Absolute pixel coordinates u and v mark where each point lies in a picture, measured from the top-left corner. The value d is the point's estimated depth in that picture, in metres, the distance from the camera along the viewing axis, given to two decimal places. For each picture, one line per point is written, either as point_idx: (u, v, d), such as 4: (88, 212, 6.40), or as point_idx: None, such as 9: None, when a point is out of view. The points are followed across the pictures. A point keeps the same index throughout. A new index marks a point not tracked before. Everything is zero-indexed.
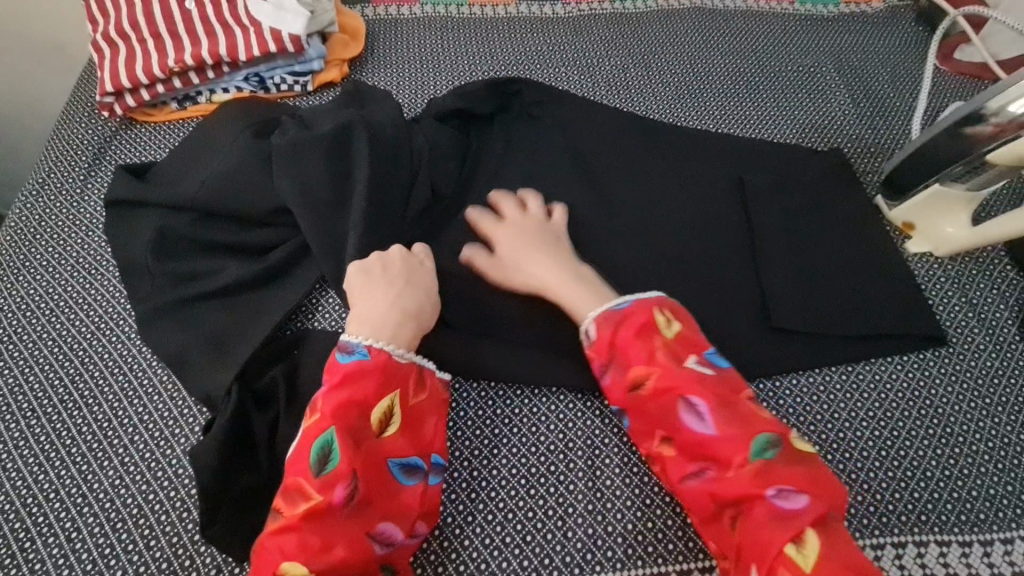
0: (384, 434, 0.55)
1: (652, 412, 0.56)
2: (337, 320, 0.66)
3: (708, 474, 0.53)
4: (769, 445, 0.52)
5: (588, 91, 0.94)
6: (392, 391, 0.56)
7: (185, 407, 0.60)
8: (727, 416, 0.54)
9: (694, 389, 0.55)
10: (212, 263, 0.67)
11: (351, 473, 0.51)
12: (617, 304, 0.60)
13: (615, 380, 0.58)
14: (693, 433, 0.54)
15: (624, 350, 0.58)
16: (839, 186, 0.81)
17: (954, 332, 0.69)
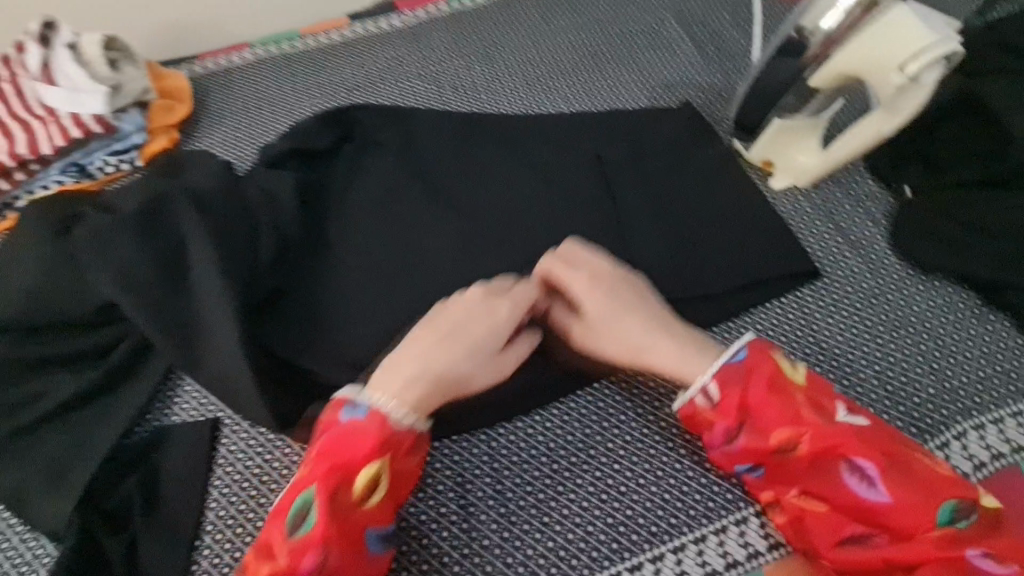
0: (368, 502, 0.51)
1: (801, 474, 0.53)
2: (198, 409, 0.62)
3: (881, 542, 0.51)
4: (959, 513, 0.49)
5: (436, 99, 0.90)
6: (377, 455, 0.51)
7: (36, 547, 0.55)
8: (906, 476, 0.50)
9: (857, 450, 0.51)
10: (44, 382, 0.61)
11: (323, 544, 0.48)
12: (731, 353, 0.56)
13: (745, 442, 0.54)
14: (862, 500, 0.51)
15: (756, 412, 0.54)
16: (696, 139, 0.79)
17: (826, 262, 0.68)
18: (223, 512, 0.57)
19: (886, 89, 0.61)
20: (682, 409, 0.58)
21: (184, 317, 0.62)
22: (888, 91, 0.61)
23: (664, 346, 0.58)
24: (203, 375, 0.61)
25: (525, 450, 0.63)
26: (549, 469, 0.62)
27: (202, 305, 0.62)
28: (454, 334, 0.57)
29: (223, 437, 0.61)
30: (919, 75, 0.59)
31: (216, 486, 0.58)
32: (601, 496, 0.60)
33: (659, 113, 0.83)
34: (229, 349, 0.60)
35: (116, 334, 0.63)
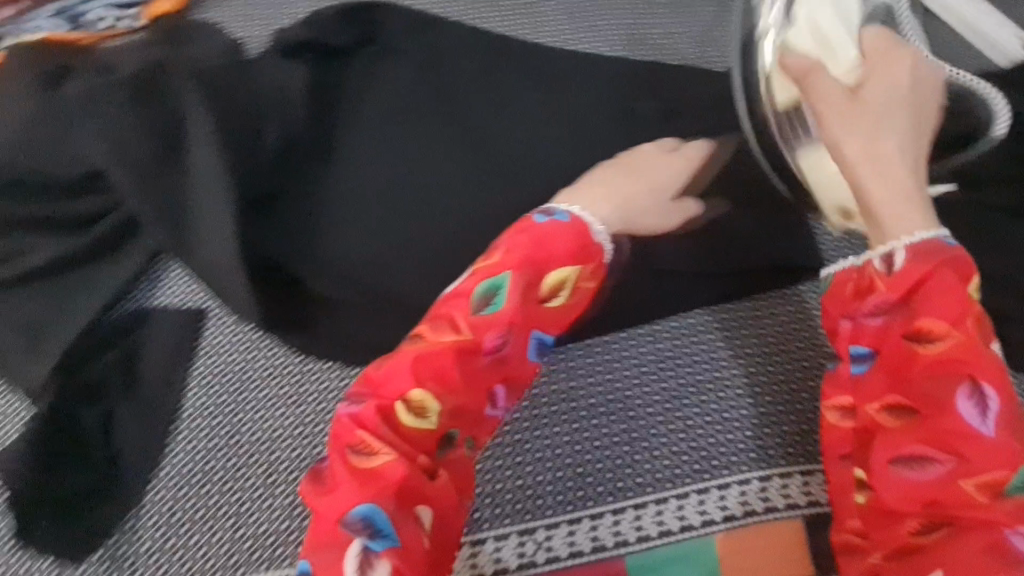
0: (550, 304, 0.52)
1: (916, 380, 0.44)
2: (184, 295, 0.61)
3: (937, 471, 0.42)
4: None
5: (468, 13, 0.82)
6: (575, 263, 0.52)
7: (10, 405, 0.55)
8: (1002, 429, 0.42)
9: (991, 377, 0.43)
10: (18, 241, 0.58)
11: (507, 328, 0.50)
12: (933, 236, 0.46)
13: (892, 317, 0.46)
14: (968, 425, 0.42)
15: (928, 301, 0.44)
16: (735, 109, 0.76)
17: None
18: (202, 401, 0.57)
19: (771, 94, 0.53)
20: (836, 278, 0.50)
21: (175, 203, 0.58)
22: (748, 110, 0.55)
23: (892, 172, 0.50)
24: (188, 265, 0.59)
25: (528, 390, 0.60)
26: (531, 413, 0.60)
27: (195, 194, 0.58)
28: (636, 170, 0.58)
29: (208, 326, 0.60)
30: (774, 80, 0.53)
31: (197, 375, 0.58)
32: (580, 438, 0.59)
33: (705, 73, 0.78)
34: (218, 244, 0.57)
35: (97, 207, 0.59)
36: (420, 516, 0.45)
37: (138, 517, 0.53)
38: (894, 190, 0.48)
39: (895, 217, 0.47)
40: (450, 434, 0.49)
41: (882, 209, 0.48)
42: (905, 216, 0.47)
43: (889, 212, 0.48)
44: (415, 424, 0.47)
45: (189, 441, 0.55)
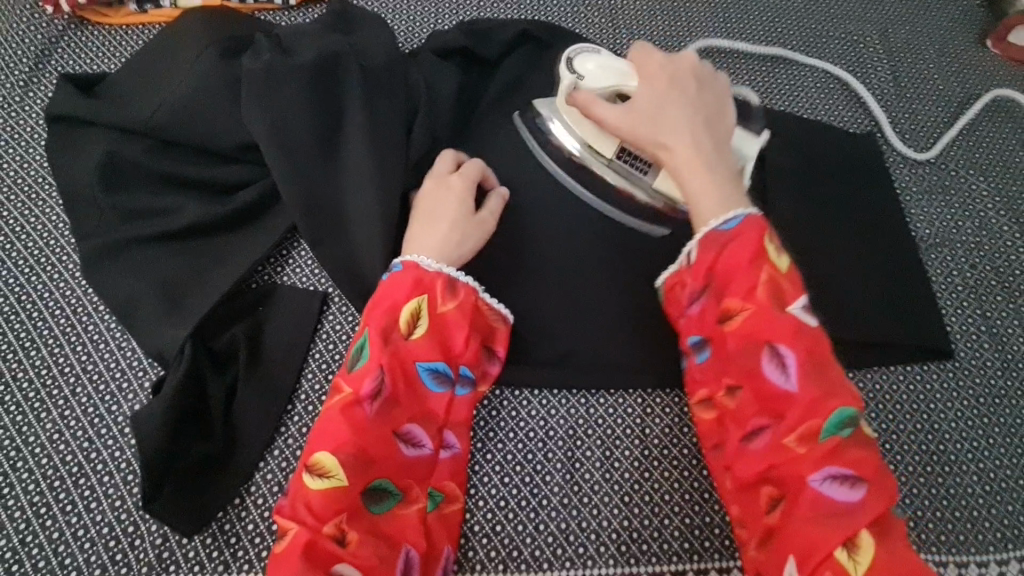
0: (414, 336, 0.50)
1: (732, 354, 0.48)
2: (309, 277, 0.60)
3: (767, 439, 0.46)
4: (849, 423, 0.44)
5: (609, 39, 0.82)
6: (422, 293, 0.51)
7: (134, 360, 0.55)
8: (814, 378, 0.45)
9: (783, 340, 0.46)
10: (169, 200, 0.59)
11: (380, 370, 0.48)
12: (725, 220, 0.50)
13: (705, 309, 0.51)
14: (772, 387, 0.46)
15: (723, 281, 0.49)
16: (867, 175, 0.75)
17: (962, 347, 0.66)
18: (317, 386, 0.55)
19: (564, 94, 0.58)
20: (665, 283, 0.55)
21: (325, 185, 0.59)
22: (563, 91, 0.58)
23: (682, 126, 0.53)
24: (325, 244, 0.59)
25: (641, 431, 0.58)
26: (640, 453, 0.57)
27: (347, 179, 0.59)
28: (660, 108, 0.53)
29: (329, 312, 0.59)
30: (595, 66, 0.57)
31: (315, 358, 0.56)
32: (656, 485, 0.56)
33: (838, 134, 0.77)
34: (366, 230, 0.58)
35: (248, 176, 0.61)
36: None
37: (246, 496, 0.50)
38: (720, 176, 0.51)
39: (705, 172, 0.52)
40: (381, 487, 0.47)
41: (685, 161, 0.52)
42: (717, 199, 0.51)
43: (685, 169, 0.52)
44: (323, 487, 0.44)
45: (301, 424, 0.53)
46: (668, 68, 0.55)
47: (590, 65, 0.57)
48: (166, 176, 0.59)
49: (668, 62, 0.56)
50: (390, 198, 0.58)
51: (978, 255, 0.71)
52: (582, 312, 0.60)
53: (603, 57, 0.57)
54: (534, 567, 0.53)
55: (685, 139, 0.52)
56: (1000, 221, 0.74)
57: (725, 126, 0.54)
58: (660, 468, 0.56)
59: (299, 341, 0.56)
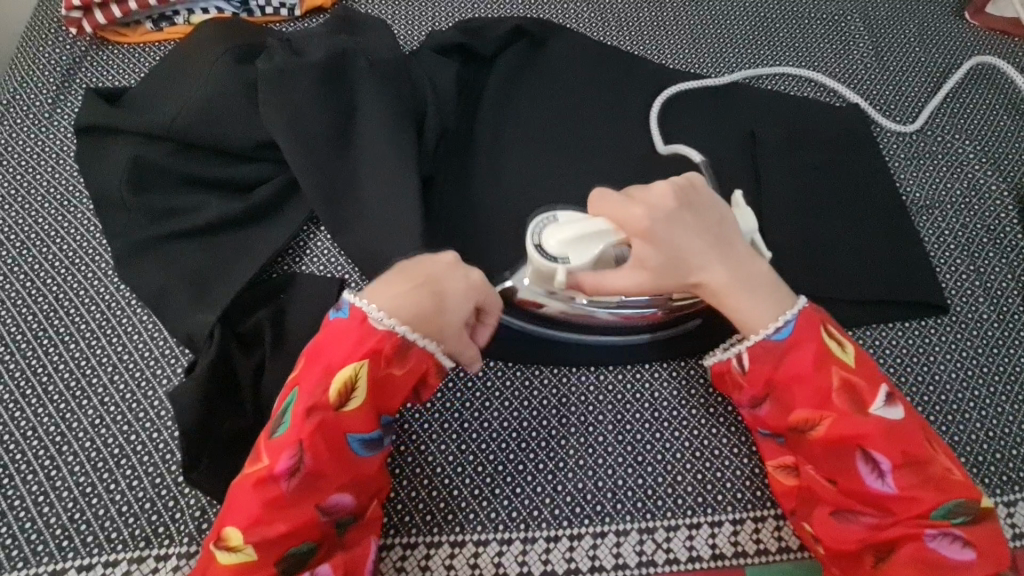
0: (347, 408, 0.49)
1: (817, 454, 0.51)
2: (327, 265, 0.64)
3: (872, 528, 0.49)
4: (955, 506, 0.48)
5: (598, 30, 0.85)
6: (361, 357, 0.48)
7: (167, 347, 0.58)
8: (910, 471, 0.48)
9: (872, 440, 0.48)
10: (193, 198, 0.63)
11: (298, 446, 0.47)
12: (781, 328, 0.52)
13: (772, 409, 0.53)
14: (867, 486, 0.48)
15: (793, 388, 0.51)
16: (856, 144, 0.77)
17: (958, 302, 0.68)
18: None
19: (542, 282, 0.55)
20: (713, 368, 0.56)
21: (339, 177, 0.63)
22: (544, 280, 0.55)
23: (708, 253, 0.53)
24: (341, 231, 0.62)
25: (651, 393, 0.60)
26: (650, 414, 0.59)
27: (359, 170, 0.63)
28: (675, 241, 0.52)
29: None
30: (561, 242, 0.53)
31: None
32: (668, 444, 0.58)
33: (825, 108, 0.80)
34: (381, 215, 0.61)
35: (266, 173, 0.65)
36: None
37: None
38: (760, 286, 0.52)
39: (748, 290, 0.52)
40: (300, 551, 0.47)
41: (725, 295, 0.52)
42: (767, 313, 0.51)
43: (729, 299, 0.52)
44: (230, 562, 0.45)
45: None
46: (646, 214, 0.52)
47: (557, 242, 0.53)
48: (189, 177, 0.63)
49: (638, 202, 0.53)
50: (401, 185, 0.61)
51: (968, 214, 0.74)
52: None
53: (563, 226, 0.53)
54: (554, 525, 0.54)
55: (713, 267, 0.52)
56: (987, 181, 0.76)
57: (731, 225, 0.55)
58: (671, 427, 0.58)
59: (319, 324, 0.60)
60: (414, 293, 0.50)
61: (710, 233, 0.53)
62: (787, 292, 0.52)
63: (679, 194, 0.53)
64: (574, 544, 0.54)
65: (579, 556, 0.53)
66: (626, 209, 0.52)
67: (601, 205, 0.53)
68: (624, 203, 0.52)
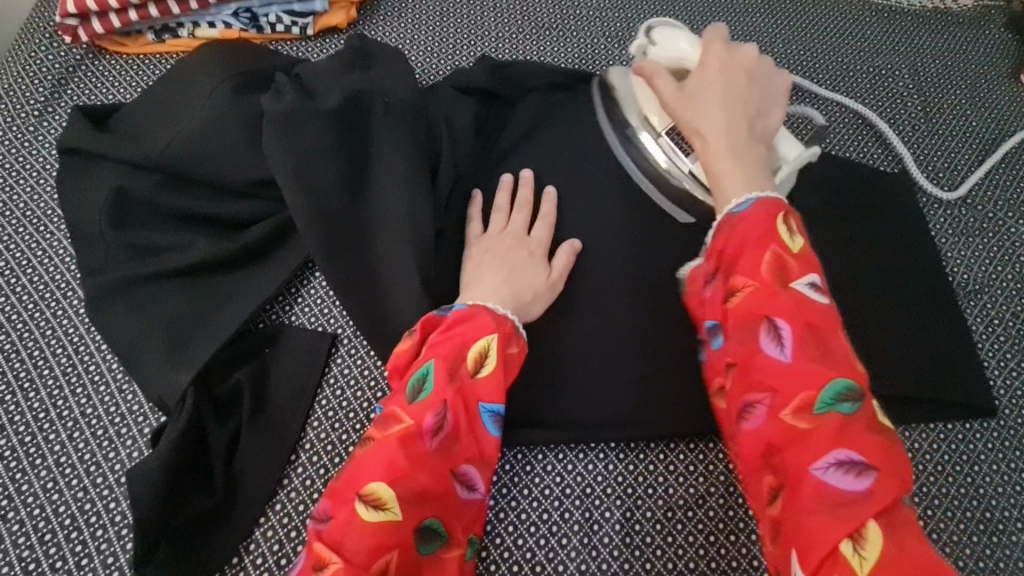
0: (479, 375, 0.49)
1: (731, 330, 0.45)
2: (318, 317, 0.58)
3: (762, 416, 0.42)
4: (850, 402, 0.40)
5: None
6: (496, 333, 0.51)
7: (134, 404, 0.53)
8: (815, 355, 0.42)
9: (782, 311, 0.43)
10: (177, 236, 0.57)
11: (442, 405, 0.46)
12: (740, 202, 0.48)
13: (715, 291, 0.48)
14: (767, 362, 0.43)
15: (733, 261, 0.46)
16: (901, 215, 0.71)
17: (1006, 403, 0.62)
18: (324, 435, 0.53)
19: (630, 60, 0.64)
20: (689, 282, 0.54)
21: (339, 225, 0.58)
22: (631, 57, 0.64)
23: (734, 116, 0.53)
24: (337, 283, 0.57)
25: (664, 489, 0.55)
26: (663, 514, 0.54)
27: (363, 220, 0.58)
28: (720, 83, 0.54)
29: (337, 355, 0.57)
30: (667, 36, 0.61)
31: (321, 405, 0.54)
32: (680, 551, 0.53)
33: (869, 172, 0.74)
34: (384, 274, 0.57)
35: (261, 213, 0.59)
36: None
37: (245, 554, 0.48)
38: (752, 165, 0.51)
39: (736, 161, 0.52)
40: (429, 526, 0.44)
41: (712, 149, 0.52)
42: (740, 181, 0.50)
43: (716, 156, 0.52)
44: (379, 520, 0.42)
45: (307, 476, 0.51)
46: (723, 52, 0.56)
47: (665, 35, 0.62)
48: (176, 212, 0.58)
49: (727, 48, 0.57)
50: (406, 241, 0.57)
51: (1020, 303, 0.68)
52: (599, 366, 0.58)
53: (672, 35, 0.61)
54: None
55: (723, 129, 0.52)
56: None
57: (765, 126, 0.55)
58: (684, 529, 0.53)
59: (304, 387, 0.54)
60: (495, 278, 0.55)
61: (749, 105, 0.54)
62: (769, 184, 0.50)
63: (754, 62, 0.56)
64: None
65: None
66: (710, 42, 0.57)
67: (706, 33, 0.58)
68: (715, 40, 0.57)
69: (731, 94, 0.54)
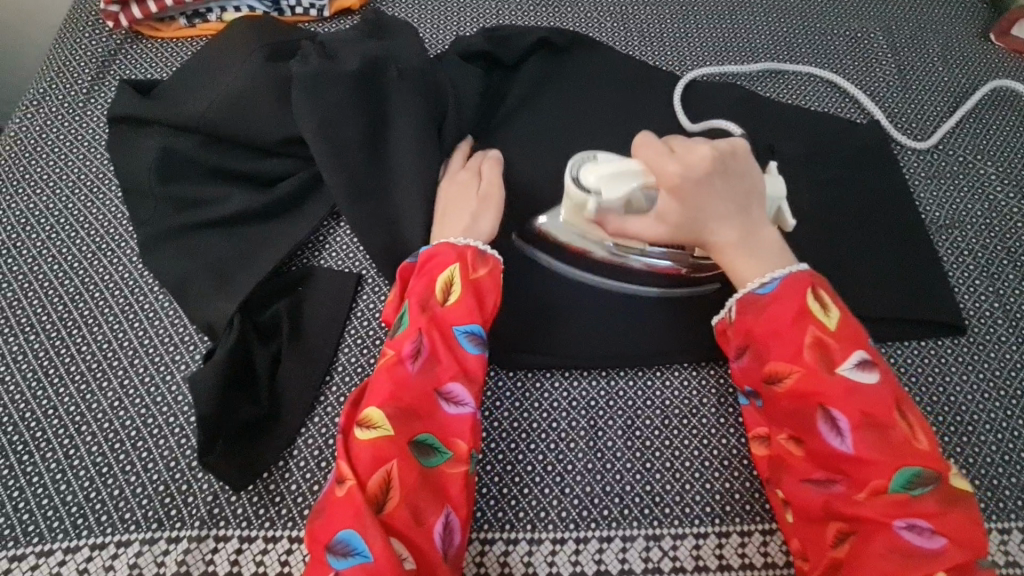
0: (449, 304, 0.55)
1: (787, 411, 0.51)
2: (344, 260, 0.64)
3: (835, 487, 0.49)
4: (918, 479, 0.47)
5: (620, 39, 0.86)
6: (460, 264, 0.56)
7: (186, 334, 0.59)
8: (874, 439, 0.48)
9: (841, 401, 0.48)
10: (217, 189, 0.64)
11: (417, 334, 0.53)
12: (764, 283, 0.54)
13: (750, 360, 0.54)
14: (827, 446, 0.49)
15: (768, 340, 0.52)
16: (876, 161, 0.77)
17: (976, 323, 0.67)
18: (353, 358, 0.59)
19: (572, 212, 0.60)
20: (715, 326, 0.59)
21: (362, 176, 0.64)
22: (577, 211, 0.59)
23: (726, 213, 0.56)
24: (361, 227, 0.63)
25: (662, 401, 0.60)
26: (661, 422, 0.59)
27: (382, 172, 0.65)
28: (698, 196, 0.55)
29: (363, 291, 0.63)
30: (599, 177, 0.57)
31: (350, 333, 0.61)
32: (677, 452, 0.58)
33: (845, 125, 0.80)
34: (401, 218, 0.63)
35: (290, 169, 0.66)
36: (389, 539, 0.46)
37: (289, 458, 0.54)
38: (767, 251, 0.55)
39: (750, 253, 0.56)
40: (424, 440, 0.51)
41: (727, 250, 0.56)
42: (762, 271, 0.55)
43: (743, 274, 0.56)
44: (371, 437, 0.49)
45: (340, 393, 0.57)
46: (681, 167, 0.55)
47: (594, 178, 0.57)
48: (216, 169, 0.65)
49: (677, 158, 0.56)
50: (422, 187, 0.63)
51: (989, 235, 0.73)
52: (599, 297, 0.64)
53: (601, 164, 0.58)
54: (560, 528, 0.54)
55: (734, 243, 0.56)
56: (1009, 203, 0.76)
57: (759, 198, 0.57)
58: (681, 435, 0.58)
59: (334, 319, 0.61)
60: (447, 219, 0.60)
61: (731, 204, 0.56)
62: (789, 259, 0.55)
63: (713, 158, 0.56)
64: (580, 547, 0.54)
65: (583, 561, 0.53)
66: (661, 164, 0.56)
67: (641, 150, 0.57)
68: (662, 156, 0.56)
69: (718, 207, 0.56)
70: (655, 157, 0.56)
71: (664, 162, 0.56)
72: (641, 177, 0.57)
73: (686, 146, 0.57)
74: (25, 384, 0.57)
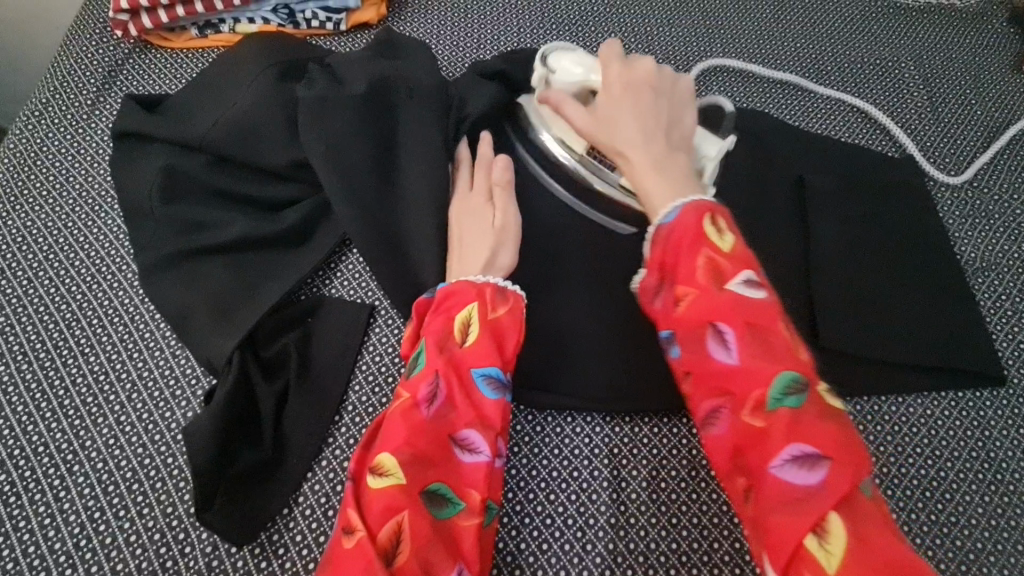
0: (467, 345, 0.52)
1: (682, 340, 0.46)
2: (356, 290, 0.61)
3: (724, 419, 0.43)
4: (795, 388, 0.41)
5: None
6: (480, 302, 0.53)
7: (188, 367, 0.56)
8: (760, 352, 0.42)
9: (725, 315, 0.43)
10: (224, 213, 0.61)
11: (434, 375, 0.49)
12: (667, 213, 0.48)
13: (658, 298, 0.49)
14: (713, 365, 0.44)
15: (672, 268, 0.47)
16: (909, 197, 0.74)
17: (1015, 373, 0.64)
18: (364, 398, 0.56)
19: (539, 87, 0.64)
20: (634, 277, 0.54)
21: (378, 203, 0.61)
22: (539, 76, 0.64)
23: (656, 122, 0.54)
24: (375, 257, 0.60)
25: (689, 450, 0.57)
26: (688, 474, 0.56)
27: (399, 199, 0.62)
28: (637, 97, 0.55)
29: (375, 324, 0.60)
30: (564, 60, 0.62)
31: (362, 370, 0.57)
32: (705, 508, 0.55)
33: (877, 158, 0.77)
34: (418, 248, 0.60)
35: (302, 192, 0.63)
36: None
37: (294, 506, 0.51)
38: (676, 167, 0.51)
39: (660, 169, 0.51)
40: (438, 490, 0.47)
41: (635, 159, 0.52)
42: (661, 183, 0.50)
43: (639, 174, 0.52)
44: (383, 486, 0.45)
45: (350, 435, 0.54)
46: (624, 71, 0.57)
47: (564, 60, 0.62)
48: (224, 191, 0.62)
49: (623, 66, 0.57)
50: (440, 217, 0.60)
51: None
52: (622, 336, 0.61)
53: (568, 54, 0.62)
54: None
55: (639, 143, 0.52)
56: None
57: (691, 125, 0.56)
58: (710, 487, 0.55)
59: (344, 354, 0.57)
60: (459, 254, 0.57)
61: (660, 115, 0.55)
62: (694, 179, 0.51)
63: (657, 74, 0.56)
64: None
65: None
66: (608, 64, 0.57)
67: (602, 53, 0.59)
68: (613, 61, 0.58)
69: (644, 111, 0.54)
70: (605, 66, 0.58)
71: (612, 68, 0.57)
72: (589, 83, 0.59)
73: (636, 62, 0.58)
74: (15, 417, 0.54)
